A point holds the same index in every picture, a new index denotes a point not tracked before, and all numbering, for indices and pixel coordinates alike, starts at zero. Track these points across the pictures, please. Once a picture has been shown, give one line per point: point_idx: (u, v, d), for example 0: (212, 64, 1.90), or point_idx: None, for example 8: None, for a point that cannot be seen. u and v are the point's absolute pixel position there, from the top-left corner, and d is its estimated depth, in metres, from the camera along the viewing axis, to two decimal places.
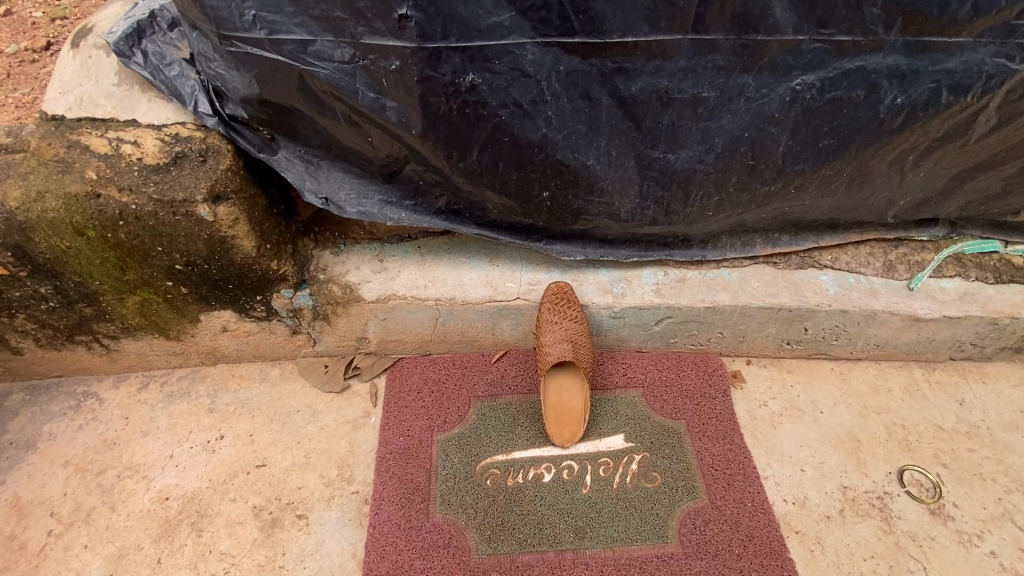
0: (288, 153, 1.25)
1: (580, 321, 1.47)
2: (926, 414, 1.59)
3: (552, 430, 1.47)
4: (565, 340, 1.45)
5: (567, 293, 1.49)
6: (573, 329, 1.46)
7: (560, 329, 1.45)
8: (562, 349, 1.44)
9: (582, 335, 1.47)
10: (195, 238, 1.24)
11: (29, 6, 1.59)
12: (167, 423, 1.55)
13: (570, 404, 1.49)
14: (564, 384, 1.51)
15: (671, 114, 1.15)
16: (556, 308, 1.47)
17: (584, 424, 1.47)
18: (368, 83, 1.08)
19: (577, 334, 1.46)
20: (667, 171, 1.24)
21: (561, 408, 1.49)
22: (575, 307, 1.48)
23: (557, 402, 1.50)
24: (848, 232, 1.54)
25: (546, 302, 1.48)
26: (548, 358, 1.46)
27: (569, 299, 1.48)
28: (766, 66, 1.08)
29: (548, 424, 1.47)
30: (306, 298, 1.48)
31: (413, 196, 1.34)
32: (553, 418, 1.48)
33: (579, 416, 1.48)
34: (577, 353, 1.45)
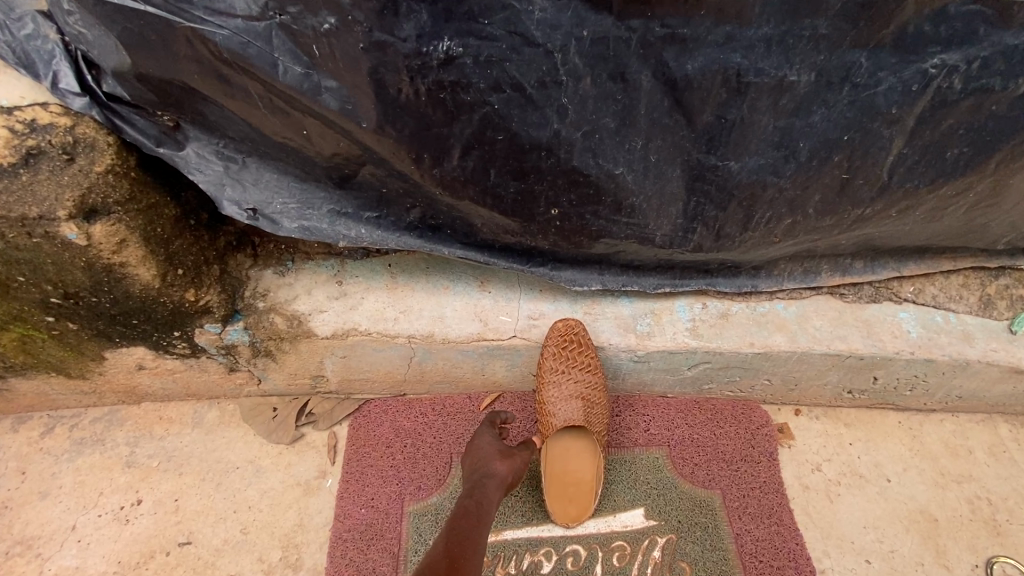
0: (199, 147, 0.89)
1: (592, 371, 1.18)
2: (1016, 485, 1.29)
3: (553, 506, 1.16)
4: (574, 397, 1.17)
5: (577, 334, 1.18)
6: (583, 382, 1.18)
7: (568, 383, 1.17)
8: (570, 408, 1.17)
9: (595, 389, 1.19)
10: (69, 266, 0.91)
11: None
12: (73, 482, 1.24)
13: (579, 474, 1.19)
14: (570, 448, 1.21)
15: (741, 105, 0.79)
16: (560, 354, 1.17)
17: (594, 500, 1.16)
18: (292, 50, 0.72)
19: (587, 389, 1.18)
20: (725, 185, 0.89)
21: (567, 479, 1.19)
22: (585, 353, 1.17)
23: (562, 471, 1.19)
24: (941, 258, 1.20)
25: (549, 345, 1.17)
26: (553, 417, 1.18)
27: (578, 341, 1.17)
28: (891, 38, 0.72)
29: (548, 498, 1.17)
30: (239, 334, 1.14)
31: (375, 207, 0.99)
32: (557, 493, 1.17)
33: (588, 490, 1.17)
34: (589, 412, 1.18)
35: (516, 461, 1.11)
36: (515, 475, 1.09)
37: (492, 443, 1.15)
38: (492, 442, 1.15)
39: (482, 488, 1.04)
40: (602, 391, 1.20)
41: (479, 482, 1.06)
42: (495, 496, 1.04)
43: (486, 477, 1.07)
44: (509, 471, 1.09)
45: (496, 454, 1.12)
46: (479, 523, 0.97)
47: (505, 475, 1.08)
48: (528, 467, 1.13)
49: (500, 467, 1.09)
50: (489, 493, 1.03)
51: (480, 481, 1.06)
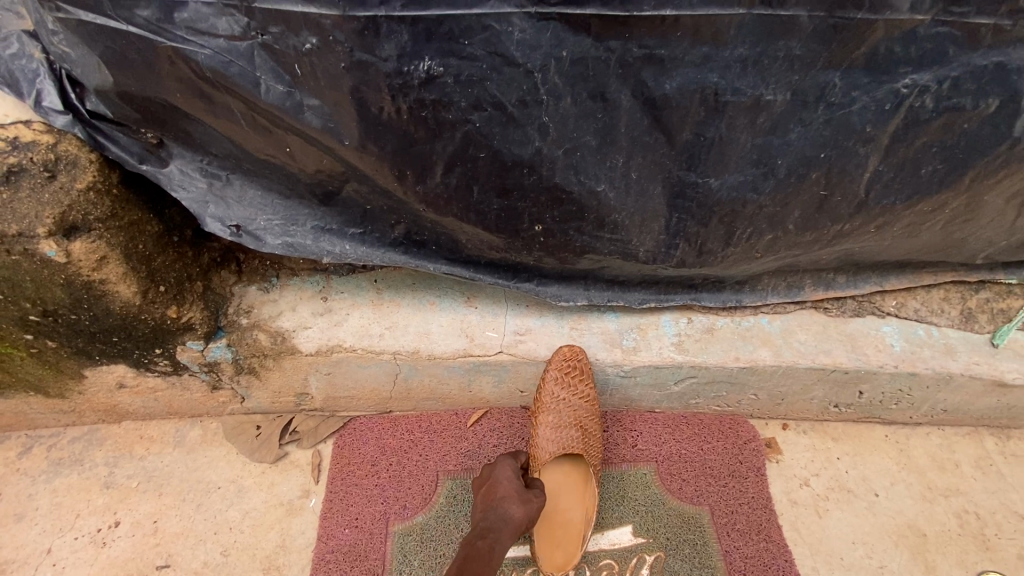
0: (183, 164, 0.89)
1: (589, 399, 1.18)
2: (1003, 499, 1.28)
3: (541, 552, 1.11)
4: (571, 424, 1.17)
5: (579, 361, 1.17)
6: (580, 410, 1.18)
7: (568, 412, 1.17)
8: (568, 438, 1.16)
9: (590, 417, 1.19)
10: (47, 284, 0.90)
11: None
12: (49, 504, 1.21)
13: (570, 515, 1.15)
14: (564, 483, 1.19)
15: (719, 123, 0.81)
16: (563, 379, 1.17)
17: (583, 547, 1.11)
18: (274, 69, 0.73)
19: (583, 416, 1.18)
20: (706, 201, 0.90)
21: (556, 520, 1.15)
22: (586, 380, 1.18)
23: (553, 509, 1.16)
24: (922, 272, 1.21)
25: (551, 368, 1.17)
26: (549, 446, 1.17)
27: (581, 367, 1.16)
28: (863, 58, 0.74)
29: (537, 542, 1.12)
30: (222, 351, 1.13)
31: (360, 223, 0.99)
32: (545, 535, 1.13)
33: (578, 534, 1.12)
34: (586, 442, 1.17)
35: (535, 507, 1.03)
36: (533, 520, 1.02)
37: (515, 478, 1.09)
38: (513, 482, 1.08)
39: (497, 534, 0.97)
40: (597, 421, 1.20)
41: (496, 524, 0.99)
42: (509, 540, 0.98)
43: (502, 519, 1.00)
44: (526, 518, 1.02)
45: (520, 493, 1.05)
46: (486, 571, 0.90)
47: (522, 521, 1.01)
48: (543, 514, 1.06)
49: (521, 509, 1.02)
50: (502, 541, 0.96)
51: (495, 523, 0.99)
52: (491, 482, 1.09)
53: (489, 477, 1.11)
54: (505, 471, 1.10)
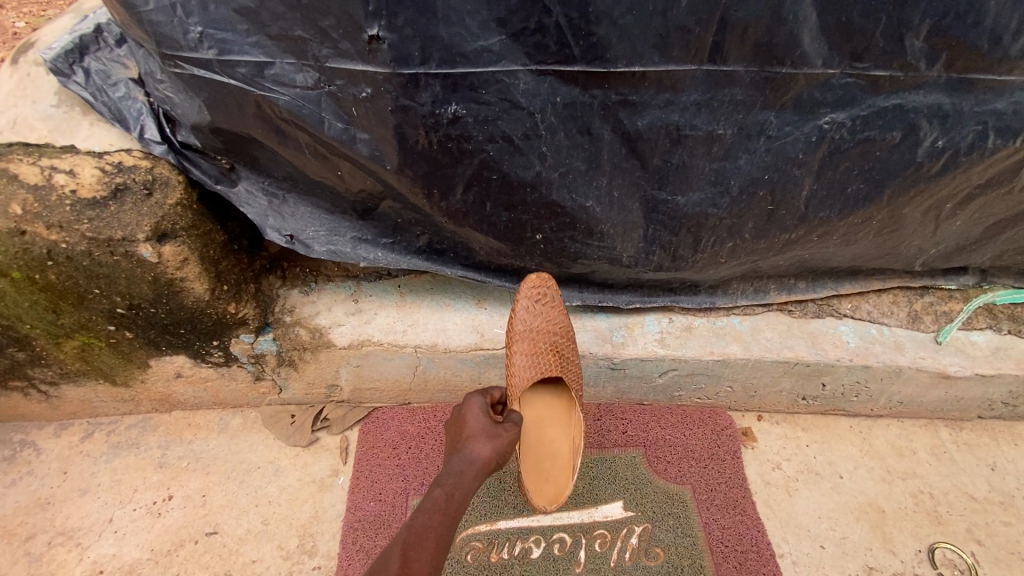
0: (250, 185, 1.11)
1: (566, 327, 1.21)
2: (955, 481, 1.44)
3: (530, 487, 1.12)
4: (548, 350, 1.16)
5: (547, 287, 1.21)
6: (557, 337, 1.19)
7: (542, 336, 1.17)
8: (543, 360, 1.15)
9: (566, 342, 1.18)
10: (138, 280, 1.09)
11: None
12: (110, 480, 1.38)
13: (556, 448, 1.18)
14: (547, 417, 1.21)
15: (682, 152, 1.02)
16: (534, 305, 1.19)
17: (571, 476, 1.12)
18: (335, 111, 0.94)
19: (560, 342, 1.19)
20: (676, 215, 1.10)
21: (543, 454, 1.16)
22: (559, 307, 1.22)
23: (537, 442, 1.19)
24: (870, 278, 1.41)
25: (519, 296, 1.18)
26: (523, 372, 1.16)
27: (552, 295, 1.21)
28: (791, 102, 0.95)
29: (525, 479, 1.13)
30: (269, 344, 1.32)
31: (391, 233, 1.19)
32: (530, 467, 1.16)
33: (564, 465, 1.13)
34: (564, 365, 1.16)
35: (502, 443, 1.04)
36: (500, 459, 1.04)
37: (481, 412, 1.09)
38: (481, 421, 1.08)
39: (461, 480, 0.99)
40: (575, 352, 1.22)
41: (460, 470, 1.00)
42: (474, 484, 1.01)
43: (468, 461, 1.01)
44: (493, 455, 1.02)
45: (486, 430, 1.06)
46: (450, 521, 0.93)
47: (490, 459, 1.02)
48: (514, 447, 1.07)
49: (489, 449, 1.03)
50: (466, 488, 0.98)
51: (460, 469, 1.00)
52: (459, 420, 1.09)
53: (456, 413, 1.11)
54: (473, 403, 1.10)
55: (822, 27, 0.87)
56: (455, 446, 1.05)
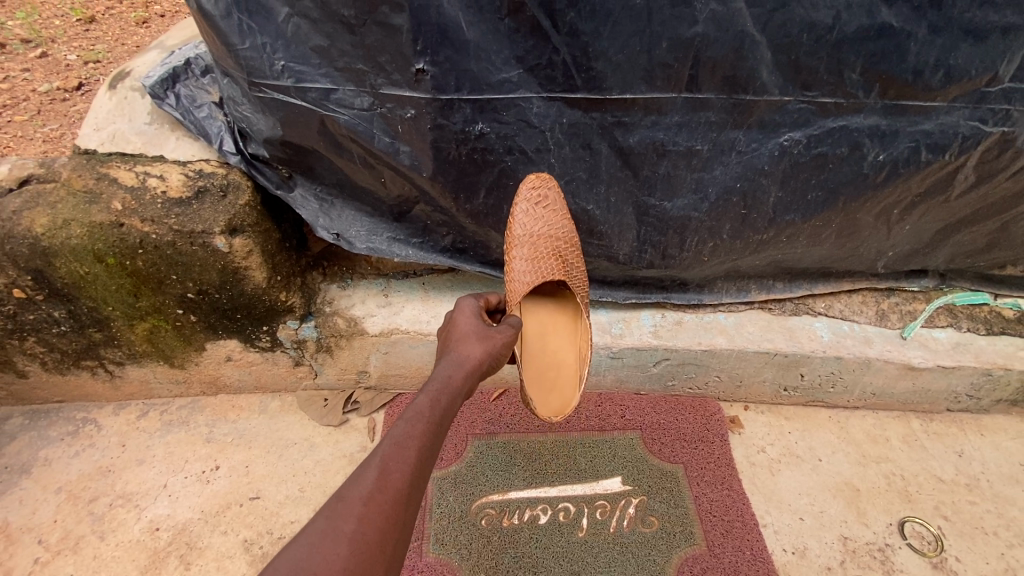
0: (305, 191, 1.32)
1: (570, 235, 1.23)
2: (925, 465, 1.57)
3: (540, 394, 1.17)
4: (552, 256, 1.19)
5: (548, 190, 1.21)
6: (561, 244, 1.21)
7: (545, 239, 1.20)
8: (547, 265, 1.17)
9: (568, 247, 1.22)
10: (209, 268, 1.29)
11: (65, 49, 1.64)
12: (164, 452, 1.55)
13: (561, 359, 1.23)
14: (551, 329, 1.26)
15: (667, 164, 1.23)
16: (536, 209, 1.21)
17: (578, 384, 1.19)
18: (384, 128, 1.16)
19: (564, 249, 1.21)
20: (664, 218, 1.32)
21: (551, 365, 1.22)
22: (562, 213, 1.23)
23: (542, 352, 1.23)
24: (841, 280, 1.58)
25: (521, 199, 1.20)
26: (526, 274, 1.17)
27: (553, 198, 1.22)
28: (755, 123, 1.16)
29: (534, 387, 1.18)
30: (311, 330, 1.51)
31: (421, 234, 1.40)
32: (536, 378, 1.19)
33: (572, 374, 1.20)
34: (567, 268, 1.20)
35: (494, 344, 1.03)
36: (491, 361, 1.02)
37: (473, 320, 1.09)
38: (472, 325, 1.07)
39: (450, 384, 0.92)
40: (580, 261, 1.25)
41: (448, 375, 0.94)
42: (464, 387, 0.95)
43: (458, 363, 0.97)
44: (486, 357, 1.01)
45: (477, 336, 1.04)
46: (439, 425, 0.85)
47: (480, 360, 0.99)
48: (507, 348, 1.06)
49: (479, 350, 1.01)
50: (455, 391, 0.92)
51: (448, 373, 0.95)
52: (452, 327, 1.08)
53: (451, 319, 1.11)
54: (464, 313, 1.10)
55: (777, 63, 1.09)
56: (444, 354, 1.00)
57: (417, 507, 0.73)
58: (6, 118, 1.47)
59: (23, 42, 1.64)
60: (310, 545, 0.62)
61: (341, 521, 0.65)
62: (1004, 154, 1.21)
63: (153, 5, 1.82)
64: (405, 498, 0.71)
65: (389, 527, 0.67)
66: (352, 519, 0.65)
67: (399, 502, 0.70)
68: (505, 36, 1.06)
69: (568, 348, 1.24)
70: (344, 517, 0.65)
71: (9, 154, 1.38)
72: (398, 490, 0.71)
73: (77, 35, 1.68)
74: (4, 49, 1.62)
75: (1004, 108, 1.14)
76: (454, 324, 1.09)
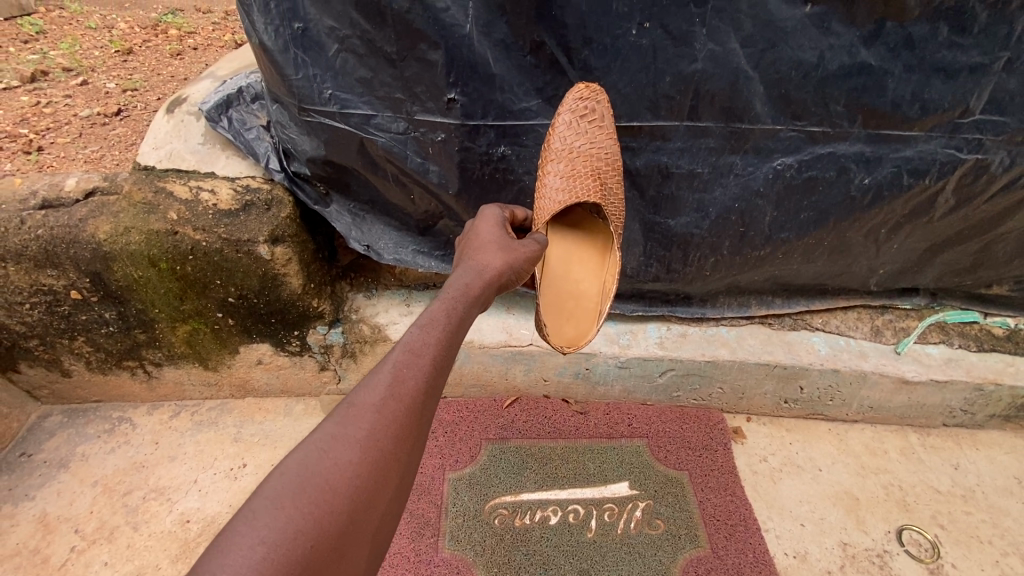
0: (339, 206, 1.45)
1: (612, 157, 1.26)
2: (922, 477, 1.63)
3: (558, 322, 1.29)
4: (589, 175, 1.23)
5: (595, 103, 1.23)
6: (601, 164, 1.25)
7: (583, 159, 1.24)
8: (582, 184, 1.22)
9: (606, 169, 1.25)
10: (251, 273, 1.42)
11: (104, 78, 1.75)
12: (194, 450, 1.63)
13: (581, 291, 1.33)
14: (577, 260, 1.35)
15: (671, 185, 1.40)
16: (581, 124, 1.24)
17: (594, 319, 1.30)
18: (416, 149, 1.33)
19: (603, 170, 1.25)
20: (668, 234, 1.49)
21: (572, 296, 1.32)
22: (608, 132, 1.25)
23: (566, 281, 1.33)
24: (837, 297, 1.67)
25: (565, 113, 1.23)
26: (560, 190, 1.22)
27: (600, 113, 1.24)
28: (751, 149, 1.33)
29: (554, 315, 1.30)
30: (338, 336, 1.62)
31: (443, 247, 1.54)
32: (554, 305, 1.30)
33: (589, 308, 1.31)
34: (603, 190, 1.24)
35: (514, 257, 1.03)
36: (507, 273, 1.00)
37: (493, 236, 1.07)
38: (495, 235, 1.07)
39: (466, 295, 0.90)
40: (619, 184, 1.28)
41: (463, 285, 0.92)
42: (482, 298, 0.94)
43: (477, 272, 0.96)
44: (506, 271, 1.00)
45: (494, 250, 1.02)
46: (455, 334, 0.83)
47: (498, 271, 0.99)
48: (525, 264, 1.07)
49: (495, 264, 0.99)
50: (471, 301, 0.91)
51: (464, 283, 0.93)
52: (474, 241, 1.07)
53: (472, 235, 1.10)
54: (487, 228, 1.09)
55: (768, 96, 1.25)
56: (461, 266, 0.99)
57: (431, 413, 0.73)
58: (50, 140, 1.52)
59: (63, 70, 1.76)
60: (321, 449, 0.62)
61: (354, 425, 0.65)
62: (979, 180, 1.34)
63: (187, 39, 1.99)
64: (418, 402, 0.71)
65: (402, 431, 0.68)
66: (366, 423, 0.66)
67: (413, 407, 0.70)
68: (529, 70, 1.25)
69: (590, 281, 1.33)
70: (356, 422, 0.66)
71: (56, 173, 1.42)
72: (411, 396, 0.71)
73: (115, 66, 1.81)
74: (47, 76, 1.73)
75: (976, 138, 1.28)
76: (476, 240, 1.07)
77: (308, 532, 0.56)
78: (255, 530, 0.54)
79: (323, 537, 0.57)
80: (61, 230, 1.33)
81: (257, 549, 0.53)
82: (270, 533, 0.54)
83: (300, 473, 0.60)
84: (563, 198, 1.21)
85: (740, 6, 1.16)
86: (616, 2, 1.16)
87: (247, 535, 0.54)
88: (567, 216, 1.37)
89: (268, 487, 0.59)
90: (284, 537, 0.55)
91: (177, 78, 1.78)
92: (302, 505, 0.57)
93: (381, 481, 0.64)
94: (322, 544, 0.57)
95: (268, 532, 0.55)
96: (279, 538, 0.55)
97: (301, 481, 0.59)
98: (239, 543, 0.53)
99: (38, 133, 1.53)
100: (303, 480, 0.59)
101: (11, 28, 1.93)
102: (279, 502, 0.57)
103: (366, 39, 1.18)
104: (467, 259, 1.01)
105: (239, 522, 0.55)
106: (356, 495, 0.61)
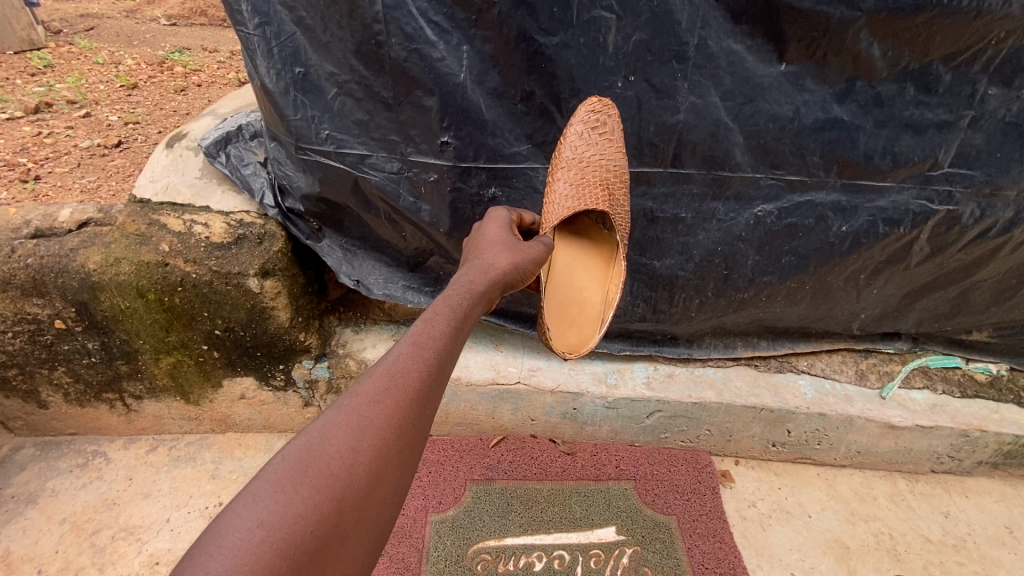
0: (331, 241, 1.47)
1: (619, 168, 1.29)
2: (912, 524, 1.61)
3: (562, 328, 1.31)
4: (596, 185, 1.25)
5: (608, 114, 1.26)
6: (609, 175, 1.28)
7: (592, 168, 1.26)
8: (591, 193, 1.25)
9: (614, 180, 1.28)
10: (240, 306, 1.42)
11: (107, 111, 1.80)
12: (169, 487, 1.58)
13: (585, 298, 1.34)
14: (582, 267, 1.37)
15: (657, 228, 1.45)
16: (592, 135, 1.26)
17: (597, 326, 1.31)
18: (410, 189, 1.38)
19: (611, 181, 1.28)
20: (654, 274, 1.54)
21: (576, 304, 1.34)
22: (617, 145, 1.28)
23: (570, 289, 1.35)
24: (821, 340, 1.70)
25: (579, 121, 1.25)
26: (568, 199, 1.24)
27: (612, 124, 1.26)
28: (732, 195, 1.38)
29: (558, 320, 1.31)
30: (324, 370, 1.60)
31: (433, 282, 1.56)
32: (557, 310, 1.32)
33: (594, 314, 1.32)
34: (610, 199, 1.26)
35: (519, 259, 1.04)
36: (510, 274, 1.00)
37: (495, 240, 1.07)
38: (501, 237, 1.09)
39: (468, 294, 0.90)
40: (625, 196, 1.31)
41: (466, 284, 0.93)
42: (485, 297, 0.94)
43: (483, 270, 0.97)
44: (512, 274, 1.01)
45: (496, 253, 1.03)
46: (457, 330, 0.83)
47: (504, 270, 0.99)
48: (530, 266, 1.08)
49: (498, 265, 0.99)
50: (474, 299, 0.91)
51: (467, 282, 0.93)
52: (477, 245, 1.08)
53: (477, 239, 1.11)
54: (491, 232, 1.11)
55: (748, 146, 1.32)
56: (464, 269, 0.99)
57: (435, 405, 0.72)
58: (48, 169, 1.54)
59: (68, 103, 1.80)
60: (322, 434, 0.62)
61: (355, 414, 0.65)
62: (952, 229, 1.40)
63: (191, 76, 2.06)
64: (421, 394, 0.70)
65: (404, 422, 0.67)
66: (368, 412, 0.65)
67: (415, 398, 0.69)
68: (520, 117, 1.31)
69: (595, 290, 1.34)
70: (358, 409, 0.65)
71: (50, 202, 1.44)
72: (412, 387, 0.70)
73: (119, 99, 1.86)
74: (51, 108, 1.77)
75: (947, 190, 1.34)
76: (479, 244, 1.08)
77: (308, 516, 0.55)
78: (254, 513, 0.54)
79: (322, 523, 0.56)
80: (50, 259, 1.33)
81: (257, 531, 0.52)
82: (271, 516, 0.54)
83: (301, 458, 0.59)
84: (571, 205, 1.24)
85: (720, 63, 1.23)
86: (603, 57, 1.23)
87: (246, 517, 0.53)
88: (576, 226, 1.40)
89: (269, 471, 0.58)
90: (283, 521, 0.54)
91: (180, 113, 1.84)
92: (303, 488, 0.57)
93: (383, 468, 0.62)
94: (321, 529, 0.55)
95: (268, 515, 0.54)
96: (279, 520, 0.54)
97: (302, 465, 0.58)
98: (236, 526, 0.52)
99: (37, 163, 1.56)
100: (302, 465, 0.58)
101: (20, 62, 1.99)
102: (280, 485, 0.56)
103: (364, 84, 1.24)
104: (470, 262, 1.01)
105: (238, 504, 0.54)
106: (357, 482, 0.60)
